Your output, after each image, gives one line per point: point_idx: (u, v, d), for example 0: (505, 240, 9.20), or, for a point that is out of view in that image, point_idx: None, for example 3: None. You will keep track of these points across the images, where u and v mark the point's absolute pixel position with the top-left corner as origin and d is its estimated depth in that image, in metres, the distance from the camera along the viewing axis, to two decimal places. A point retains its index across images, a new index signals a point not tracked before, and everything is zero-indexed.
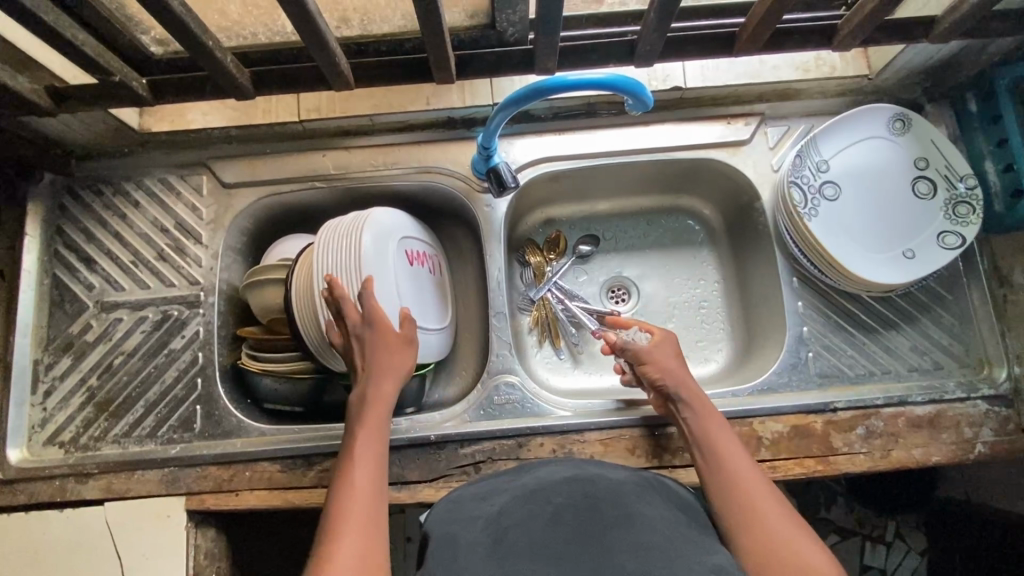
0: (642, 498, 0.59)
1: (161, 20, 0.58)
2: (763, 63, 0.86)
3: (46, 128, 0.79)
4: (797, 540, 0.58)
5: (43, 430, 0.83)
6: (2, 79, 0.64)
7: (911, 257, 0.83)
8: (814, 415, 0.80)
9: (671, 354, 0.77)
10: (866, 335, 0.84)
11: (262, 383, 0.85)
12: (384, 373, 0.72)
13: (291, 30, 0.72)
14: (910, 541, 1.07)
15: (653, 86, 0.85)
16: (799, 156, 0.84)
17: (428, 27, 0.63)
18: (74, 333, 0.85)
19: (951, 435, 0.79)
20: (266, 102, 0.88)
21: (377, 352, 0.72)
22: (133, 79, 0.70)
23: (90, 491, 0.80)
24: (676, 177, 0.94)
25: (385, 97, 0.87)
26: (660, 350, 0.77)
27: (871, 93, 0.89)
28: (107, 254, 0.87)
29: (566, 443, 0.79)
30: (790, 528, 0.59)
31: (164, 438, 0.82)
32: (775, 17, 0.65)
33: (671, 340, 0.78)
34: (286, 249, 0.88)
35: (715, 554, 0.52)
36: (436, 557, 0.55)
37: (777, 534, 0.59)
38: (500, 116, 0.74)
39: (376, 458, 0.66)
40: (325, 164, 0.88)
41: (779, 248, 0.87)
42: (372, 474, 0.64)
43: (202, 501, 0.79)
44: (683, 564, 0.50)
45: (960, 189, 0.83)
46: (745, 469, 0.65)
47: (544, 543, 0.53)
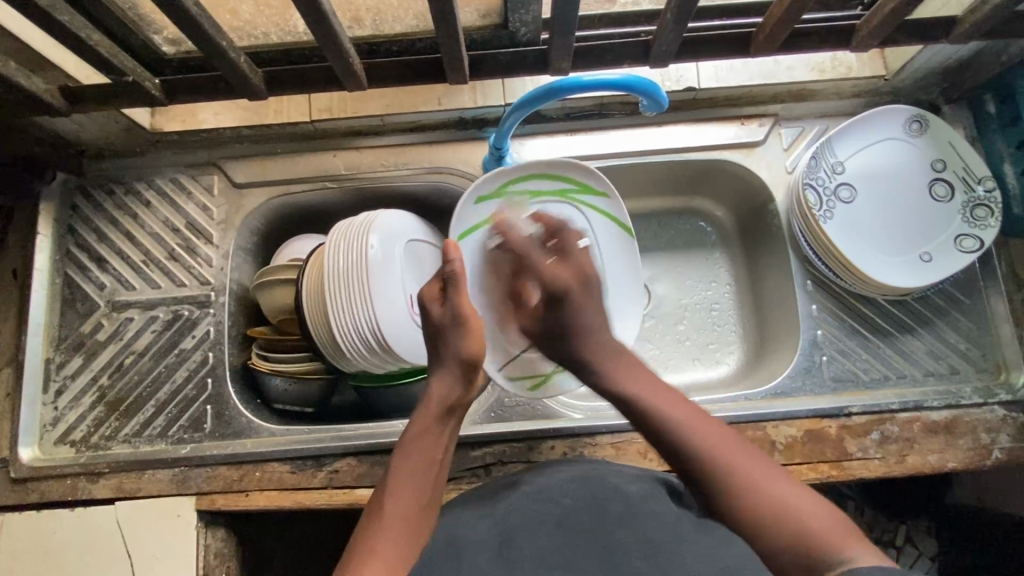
0: (650, 496, 0.58)
1: (176, 20, 0.58)
2: (778, 64, 0.85)
3: (58, 127, 0.79)
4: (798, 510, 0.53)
5: (54, 429, 0.83)
6: (16, 78, 0.64)
7: (928, 261, 0.83)
8: (828, 420, 0.78)
9: (582, 323, 0.68)
10: (882, 340, 0.84)
11: (272, 383, 0.84)
12: (473, 374, 0.66)
13: (303, 29, 0.71)
14: (921, 545, 1.02)
15: (666, 87, 0.84)
16: (814, 158, 0.83)
17: (443, 27, 0.62)
18: (85, 333, 0.85)
19: (968, 441, 0.77)
20: (276, 102, 0.87)
21: (455, 335, 0.66)
22: (147, 79, 0.70)
23: (101, 490, 0.80)
24: (689, 178, 0.93)
25: (396, 97, 0.87)
26: (549, 317, 0.69)
27: (888, 95, 0.88)
28: (118, 254, 0.87)
29: (577, 446, 0.79)
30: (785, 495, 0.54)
31: (175, 437, 0.82)
32: (794, 16, 0.64)
33: (591, 296, 0.70)
34: (297, 250, 0.88)
35: None
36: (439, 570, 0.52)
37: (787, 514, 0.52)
38: (513, 117, 0.74)
39: (425, 476, 0.60)
40: (335, 165, 0.88)
41: (793, 250, 0.86)
42: (419, 478, 0.60)
43: (212, 501, 0.79)
44: None
45: (977, 192, 0.83)
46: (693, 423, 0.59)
47: (550, 556, 0.54)
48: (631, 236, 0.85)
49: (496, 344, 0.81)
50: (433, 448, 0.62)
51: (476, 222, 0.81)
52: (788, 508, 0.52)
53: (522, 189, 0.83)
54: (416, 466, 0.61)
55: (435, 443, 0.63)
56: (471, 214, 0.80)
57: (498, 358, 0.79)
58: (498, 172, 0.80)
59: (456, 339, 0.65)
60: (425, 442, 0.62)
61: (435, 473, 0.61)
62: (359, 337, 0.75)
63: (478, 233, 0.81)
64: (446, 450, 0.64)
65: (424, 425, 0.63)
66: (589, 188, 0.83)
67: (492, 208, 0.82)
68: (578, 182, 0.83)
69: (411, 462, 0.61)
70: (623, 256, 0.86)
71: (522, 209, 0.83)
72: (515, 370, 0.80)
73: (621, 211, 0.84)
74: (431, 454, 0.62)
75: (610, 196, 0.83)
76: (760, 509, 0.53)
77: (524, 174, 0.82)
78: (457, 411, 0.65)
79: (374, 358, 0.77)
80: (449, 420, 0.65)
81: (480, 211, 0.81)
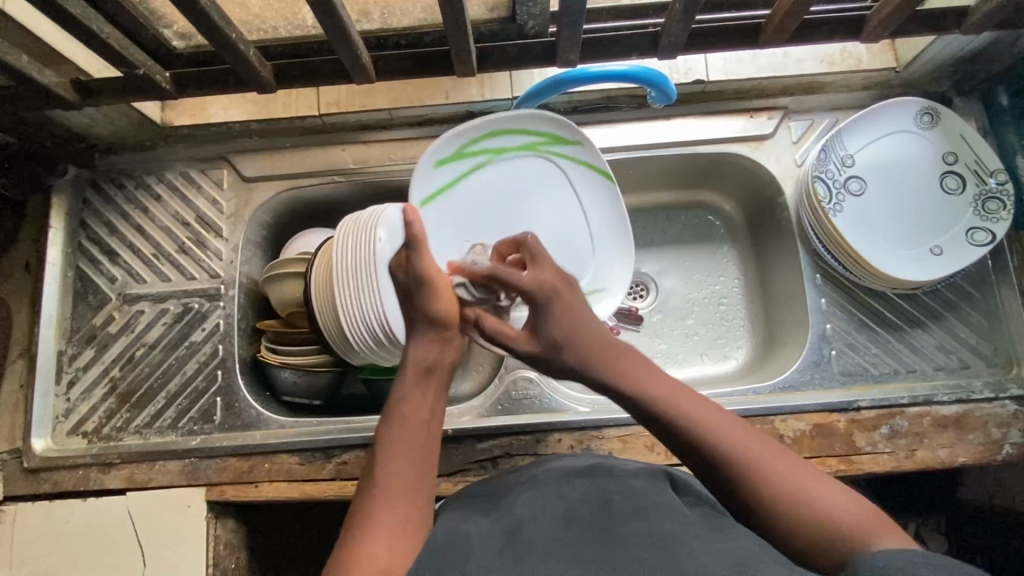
0: (660, 491, 0.58)
1: (185, 13, 0.58)
2: (787, 56, 0.84)
3: (70, 122, 0.80)
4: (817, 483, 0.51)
5: (67, 420, 0.84)
6: (29, 72, 0.64)
7: (939, 254, 0.82)
8: (837, 414, 0.78)
9: (576, 326, 0.65)
10: (891, 334, 0.83)
11: (282, 375, 0.86)
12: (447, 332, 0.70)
13: (312, 23, 0.72)
14: (930, 542, 1.03)
15: (675, 79, 0.84)
16: (824, 151, 0.83)
17: (450, 20, 0.62)
18: (96, 325, 0.86)
19: (978, 436, 0.77)
20: (285, 96, 0.87)
21: (422, 296, 0.71)
22: (157, 73, 0.70)
23: (113, 481, 0.81)
24: (698, 172, 0.92)
25: (404, 91, 0.87)
26: (539, 322, 0.66)
27: (899, 88, 0.88)
28: (129, 247, 0.88)
29: (584, 439, 0.79)
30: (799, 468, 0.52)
31: (184, 428, 0.83)
32: (803, 7, 0.64)
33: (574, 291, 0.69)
34: (306, 243, 0.89)
35: (737, 542, 0.49)
36: (445, 558, 0.50)
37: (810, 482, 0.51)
38: (523, 109, 0.78)
39: (416, 438, 0.61)
40: (344, 159, 0.88)
41: (802, 244, 0.86)
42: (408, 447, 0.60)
43: (222, 492, 0.79)
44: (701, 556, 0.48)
45: (989, 184, 0.82)
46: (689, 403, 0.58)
47: (561, 546, 0.51)
48: (613, 182, 0.84)
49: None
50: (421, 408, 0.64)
51: (437, 187, 0.81)
52: (817, 499, 0.50)
53: (483, 146, 0.82)
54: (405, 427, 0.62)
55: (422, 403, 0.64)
56: (433, 177, 0.80)
57: None
58: (455, 135, 0.80)
59: (424, 298, 0.71)
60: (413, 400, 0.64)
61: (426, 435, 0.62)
62: (367, 330, 0.75)
63: (440, 198, 0.81)
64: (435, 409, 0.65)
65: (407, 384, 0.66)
66: (560, 138, 0.83)
67: (454, 169, 0.82)
68: (547, 134, 0.83)
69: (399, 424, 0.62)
70: (603, 203, 0.85)
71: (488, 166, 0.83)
72: None
73: (597, 157, 0.83)
74: (417, 414, 0.63)
75: (582, 143, 0.83)
76: (785, 499, 0.50)
77: (486, 132, 0.82)
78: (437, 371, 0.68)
79: (382, 350, 0.77)
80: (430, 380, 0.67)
81: (442, 175, 0.81)
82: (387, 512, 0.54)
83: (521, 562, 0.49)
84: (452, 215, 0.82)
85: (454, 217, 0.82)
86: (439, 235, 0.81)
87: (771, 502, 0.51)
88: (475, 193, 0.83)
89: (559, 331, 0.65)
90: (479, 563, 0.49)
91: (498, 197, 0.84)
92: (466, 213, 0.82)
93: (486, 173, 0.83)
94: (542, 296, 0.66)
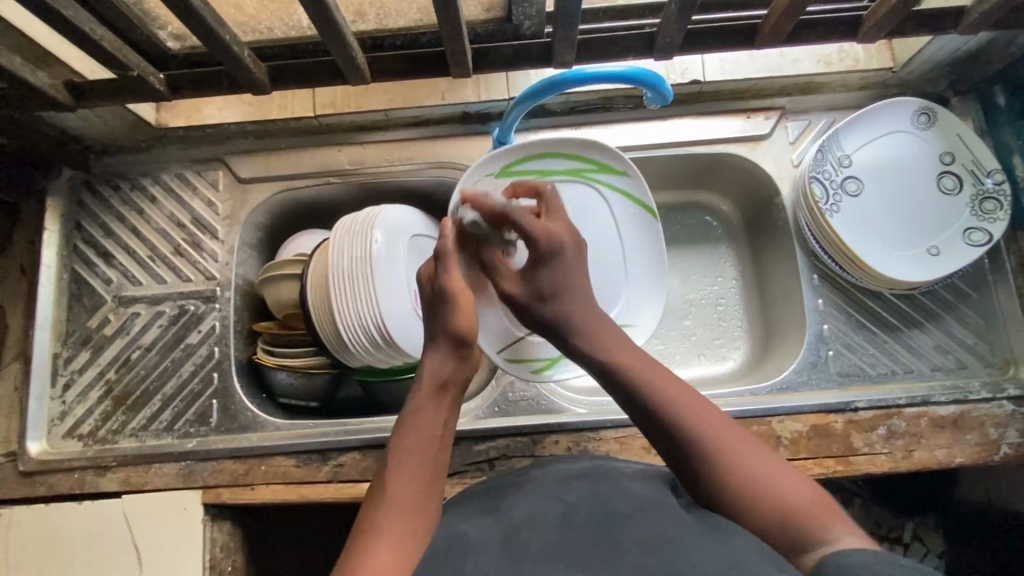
0: (657, 494, 0.57)
1: (179, 15, 0.58)
2: (784, 57, 0.84)
3: (65, 123, 0.80)
4: (787, 484, 0.54)
5: (62, 423, 0.84)
6: (22, 74, 0.64)
7: (936, 254, 0.82)
8: (834, 415, 0.78)
9: (571, 283, 0.67)
10: (889, 334, 0.83)
11: (278, 377, 0.85)
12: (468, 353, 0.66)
13: (307, 24, 0.71)
14: (929, 542, 1.03)
15: (671, 80, 0.83)
16: (821, 151, 0.83)
17: (446, 21, 0.62)
18: (92, 328, 0.86)
19: (975, 437, 0.77)
20: (280, 98, 0.87)
21: (445, 310, 0.65)
22: (151, 74, 0.70)
23: (108, 483, 0.80)
24: (695, 173, 0.92)
25: (400, 92, 0.87)
26: (539, 272, 0.67)
27: (895, 88, 0.87)
28: (125, 249, 0.88)
29: (581, 441, 0.79)
30: (777, 470, 0.55)
31: (180, 431, 0.83)
32: (799, 7, 0.63)
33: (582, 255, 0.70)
34: (302, 245, 0.88)
35: (736, 542, 0.49)
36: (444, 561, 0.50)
37: (780, 484, 0.54)
38: (516, 111, 0.75)
39: (430, 456, 0.59)
40: (340, 160, 0.88)
41: (799, 244, 0.86)
42: (422, 463, 0.58)
43: (218, 494, 0.79)
44: (699, 556, 0.48)
45: (986, 184, 0.82)
46: (682, 394, 0.59)
47: (558, 546, 0.51)
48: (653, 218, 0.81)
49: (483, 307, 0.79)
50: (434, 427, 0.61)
51: None
52: (778, 492, 0.53)
53: (527, 168, 0.79)
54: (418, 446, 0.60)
55: (435, 419, 0.61)
56: (470, 193, 0.77)
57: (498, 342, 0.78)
58: (504, 152, 0.77)
59: (446, 314, 0.65)
60: (426, 418, 0.61)
61: (436, 453, 0.60)
62: (364, 331, 0.75)
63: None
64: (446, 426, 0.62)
65: (423, 404, 0.62)
66: (609, 168, 0.80)
67: (494, 188, 0.78)
68: (597, 162, 0.80)
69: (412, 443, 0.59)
70: (643, 237, 0.82)
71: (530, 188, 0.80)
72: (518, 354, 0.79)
73: (641, 190, 0.80)
74: (430, 433, 0.61)
75: (629, 174, 0.80)
76: (750, 491, 0.54)
77: (539, 150, 0.79)
78: (451, 388, 0.64)
79: (379, 352, 0.77)
80: (445, 398, 0.63)
81: (487, 188, 0.78)
82: (393, 534, 0.53)
83: (518, 564, 0.49)
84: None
85: None
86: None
87: (734, 485, 0.54)
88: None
89: (554, 284, 0.66)
90: (477, 567, 0.49)
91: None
92: None
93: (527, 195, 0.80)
94: (551, 246, 0.66)
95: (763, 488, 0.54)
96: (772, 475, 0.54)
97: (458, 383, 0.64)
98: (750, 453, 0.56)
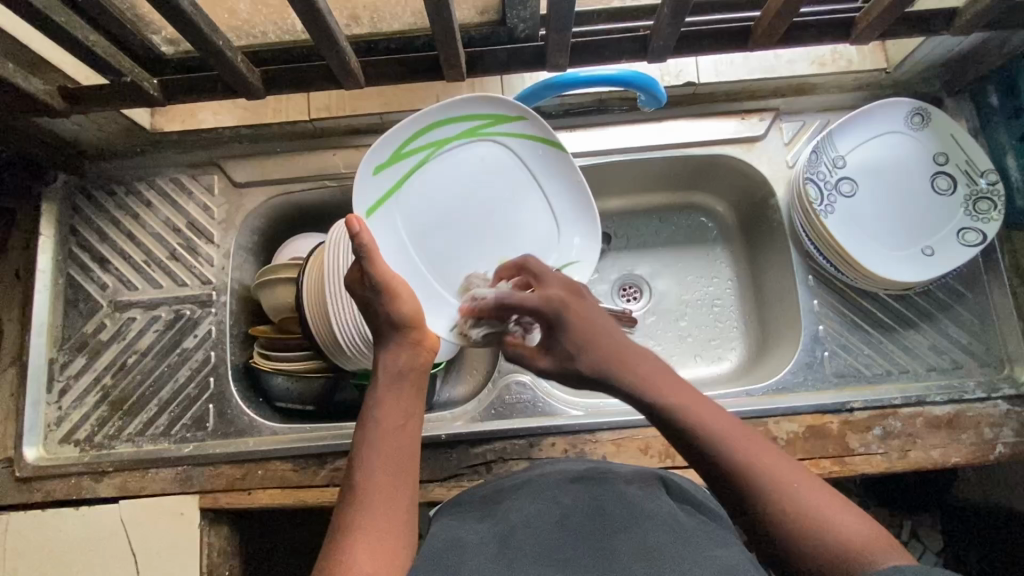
0: (651, 495, 0.57)
1: (172, 21, 0.58)
2: (777, 59, 0.84)
3: (59, 128, 0.80)
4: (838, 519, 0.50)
5: (58, 428, 0.84)
6: (15, 80, 0.64)
7: (930, 255, 0.82)
8: (830, 415, 0.78)
9: (593, 332, 0.62)
10: (884, 335, 0.83)
11: (275, 381, 0.86)
12: (414, 334, 0.64)
13: (301, 28, 0.71)
14: (927, 540, 1.03)
15: (665, 82, 0.84)
16: (815, 152, 0.83)
17: (439, 25, 0.62)
18: (88, 333, 0.86)
19: (970, 436, 0.77)
20: (276, 102, 0.87)
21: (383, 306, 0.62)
22: (145, 79, 0.70)
23: (105, 489, 0.80)
24: (690, 174, 0.93)
25: (395, 95, 0.87)
26: (554, 334, 0.65)
27: (890, 88, 0.88)
28: (121, 254, 0.88)
29: (578, 443, 0.79)
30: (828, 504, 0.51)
31: (177, 436, 0.83)
32: (791, 10, 0.63)
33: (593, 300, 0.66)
34: (297, 248, 0.88)
35: (723, 552, 0.50)
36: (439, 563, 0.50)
37: (831, 521, 0.49)
38: None
39: (399, 448, 0.58)
40: (335, 164, 0.88)
41: (794, 245, 0.86)
42: (390, 456, 0.57)
43: (215, 499, 0.79)
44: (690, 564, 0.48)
45: (980, 184, 0.82)
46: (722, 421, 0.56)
47: (551, 552, 0.51)
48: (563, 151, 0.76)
49: (449, 305, 0.74)
50: (401, 419, 0.60)
51: (379, 196, 0.71)
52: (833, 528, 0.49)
53: (424, 142, 0.73)
54: (387, 440, 0.58)
55: (399, 409, 0.60)
56: (372, 185, 0.70)
57: (450, 318, 0.72)
58: (393, 132, 0.70)
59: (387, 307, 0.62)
60: (392, 408, 0.60)
61: (404, 439, 0.59)
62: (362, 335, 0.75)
63: (387, 205, 0.71)
64: (412, 413, 0.61)
65: (385, 397, 0.61)
66: (501, 116, 0.75)
67: (394, 174, 0.72)
68: (490, 114, 0.75)
69: (376, 436, 0.59)
70: (557, 173, 0.78)
71: (432, 162, 0.74)
72: None
73: (544, 128, 0.76)
74: (395, 423, 0.60)
75: (527, 118, 0.75)
76: (799, 525, 0.50)
77: (434, 120, 0.73)
78: (410, 375, 0.62)
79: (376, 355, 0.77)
80: (403, 386, 0.62)
81: (384, 182, 0.71)
82: (372, 529, 0.52)
83: (512, 567, 0.49)
84: (409, 221, 0.73)
85: (405, 222, 0.72)
86: (404, 247, 0.72)
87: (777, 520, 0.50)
88: (433, 190, 0.74)
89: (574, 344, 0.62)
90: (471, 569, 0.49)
91: (459, 191, 0.75)
92: (419, 218, 0.73)
93: (430, 171, 0.73)
94: (552, 315, 0.63)
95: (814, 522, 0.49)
96: (827, 526, 0.49)
97: (415, 370, 0.63)
98: (801, 486, 0.52)
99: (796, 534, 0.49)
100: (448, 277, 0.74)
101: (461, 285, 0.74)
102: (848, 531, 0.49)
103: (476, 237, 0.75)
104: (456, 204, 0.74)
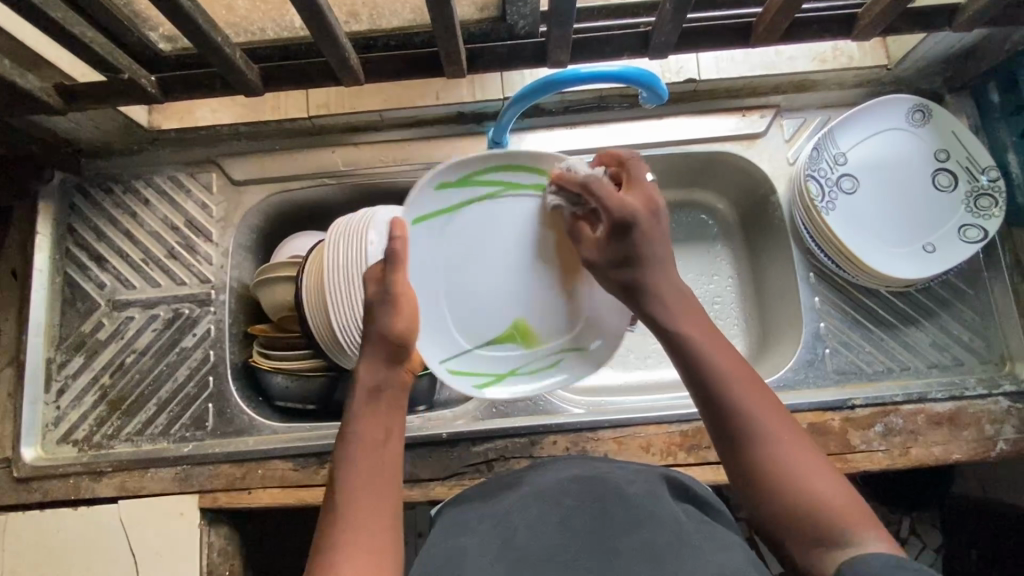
0: (654, 494, 0.57)
1: (169, 17, 0.58)
2: (778, 55, 0.84)
3: (56, 126, 0.79)
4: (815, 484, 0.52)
5: (57, 428, 0.83)
6: (11, 78, 0.63)
7: (931, 251, 0.82)
8: (831, 413, 0.78)
9: (654, 249, 0.65)
10: (885, 332, 0.83)
11: (274, 380, 0.85)
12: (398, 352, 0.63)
13: (300, 24, 0.71)
14: (926, 537, 1.04)
15: (666, 78, 0.83)
16: (816, 149, 0.83)
17: (439, 21, 0.62)
18: (86, 332, 0.85)
19: (971, 433, 0.77)
20: (274, 98, 0.86)
21: (383, 313, 0.63)
22: (142, 76, 0.69)
23: (104, 489, 0.80)
24: (690, 172, 0.92)
25: (395, 93, 0.86)
26: (621, 241, 0.65)
27: (891, 85, 0.87)
28: (118, 253, 0.87)
29: (579, 441, 0.78)
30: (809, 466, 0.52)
31: (177, 435, 0.82)
32: (793, 5, 0.63)
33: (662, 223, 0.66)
34: (296, 247, 0.88)
35: (728, 556, 0.49)
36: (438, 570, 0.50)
37: (807, 486, 0.51)
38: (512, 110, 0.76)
39: (379, 464, 0.57)
40: (334, 161, 0.88)
41: (794, 242, 0.86)
42: (370, 471, 0.57)
43: (215, 499, 0.79)
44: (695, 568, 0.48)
45: (981, 181, 0.82)
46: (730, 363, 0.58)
47: (554, 557, 0.50)
48: None
49: (451, 339, 0.73)
50: (380, 435, 0.59)
51: (435, 209, 0.72)
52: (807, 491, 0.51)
53: (492, 177, 0.73)
54: (365, 457, 0.57)
55: (377, 424, 0.60)
56: (429, 200, 0.71)
57: (441, 350, 0.72)
58: (468, 158, 0.71)
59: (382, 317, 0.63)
60: (371, 424, 0.60)
61: (383, 455, 0.58)
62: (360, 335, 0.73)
63: (436, 222, 0.72)
64: (390, 427, 0.61)
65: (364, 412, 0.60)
66: None
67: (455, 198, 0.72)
68: None
69: (356, 453, 0.58)
70: None
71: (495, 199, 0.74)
72: (462, 365, 0.74)
73: None
74: (374, 438, 0.59)
75: None
76: (779, 485, 0.52)
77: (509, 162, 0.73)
78: (388, 389, 0.62)
79: None
80: (380, 400, 0.61)
81: (441, 200, 0.72)
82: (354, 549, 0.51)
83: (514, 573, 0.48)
84: (449, 243, 0.72)
85: (443, 247, 0.72)
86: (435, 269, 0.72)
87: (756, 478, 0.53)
88: (477, 228, 0.73)
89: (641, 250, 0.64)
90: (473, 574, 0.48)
91: (504, 236, 0.74)
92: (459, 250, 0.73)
93: (487, 208, 0.73)
94: (622, 218, 0.65)
95: (788, 484, 0.52)
96: (802, 484, 0.52)
97: (393, 385, 0.62)
98: (786, 443, 0.54)
99: (773, 491, 0.52)
100: (462, 316, 0.73)
101: (472, 328, 0.74)
102: (821, 498, 0.51)
103: (508, 287, 0.74)
104: (502, 248, 0.74)
